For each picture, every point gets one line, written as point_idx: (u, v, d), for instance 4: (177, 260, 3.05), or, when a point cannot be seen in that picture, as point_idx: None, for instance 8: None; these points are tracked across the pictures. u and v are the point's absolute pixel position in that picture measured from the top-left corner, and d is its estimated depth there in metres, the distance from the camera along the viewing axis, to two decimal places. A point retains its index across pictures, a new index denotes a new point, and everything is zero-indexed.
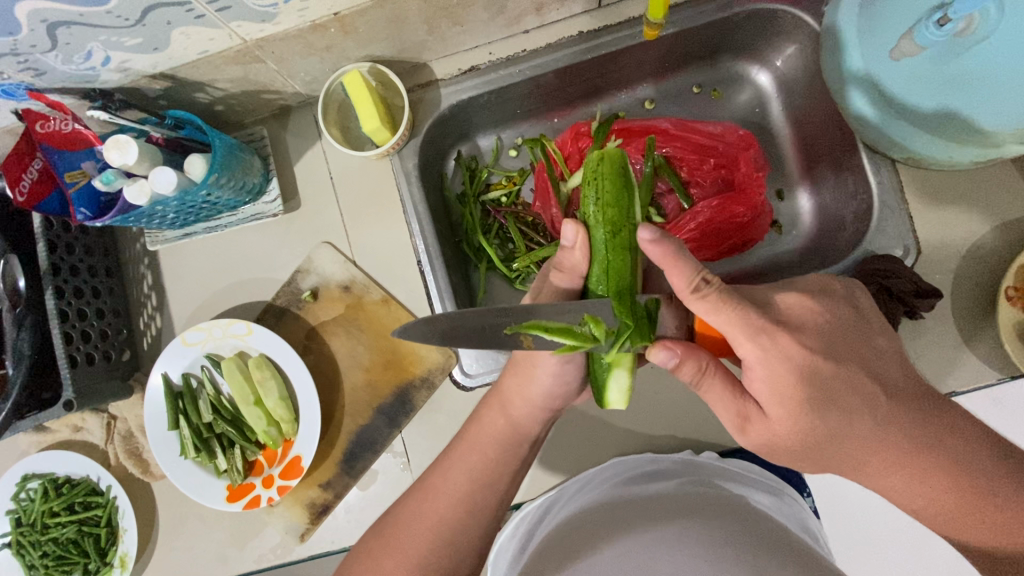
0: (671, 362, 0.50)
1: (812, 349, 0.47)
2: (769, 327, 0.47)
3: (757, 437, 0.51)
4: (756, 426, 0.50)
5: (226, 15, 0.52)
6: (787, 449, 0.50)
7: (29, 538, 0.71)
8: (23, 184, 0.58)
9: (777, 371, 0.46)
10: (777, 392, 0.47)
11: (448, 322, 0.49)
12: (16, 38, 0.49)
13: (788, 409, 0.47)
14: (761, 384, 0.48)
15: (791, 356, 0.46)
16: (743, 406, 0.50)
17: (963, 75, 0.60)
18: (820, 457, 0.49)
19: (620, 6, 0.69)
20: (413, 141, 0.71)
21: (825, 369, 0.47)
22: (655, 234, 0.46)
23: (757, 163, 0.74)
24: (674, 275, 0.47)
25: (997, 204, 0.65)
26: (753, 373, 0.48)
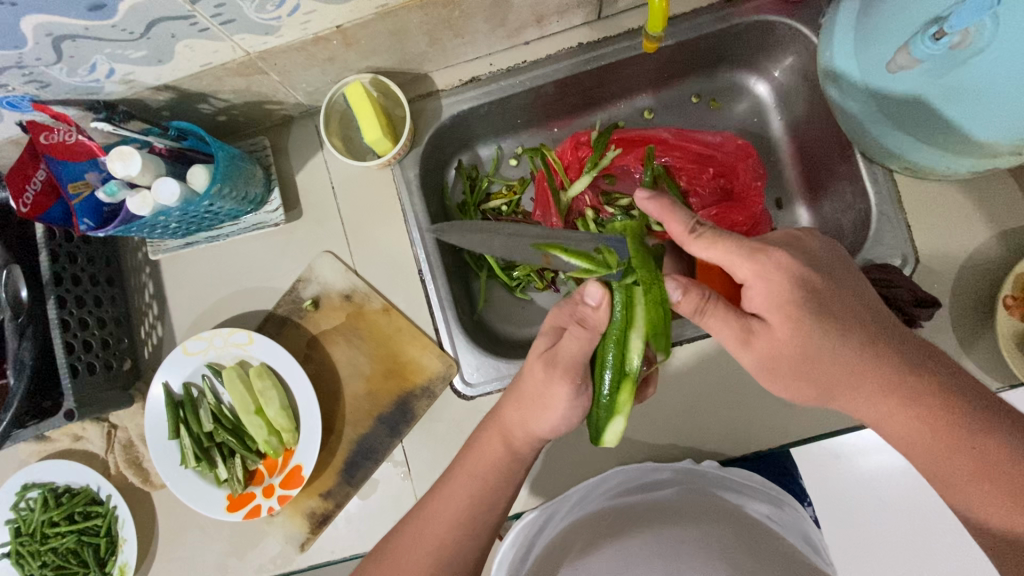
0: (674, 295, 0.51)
1: (804, 263, 0.49)
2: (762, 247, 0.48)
3: (761, 350, 0.49)
4: (760, 339, 0.49)
5: (230, 28, 0.53)
6: (788, 362, 0.49)
7: (28, 548, 0.71)
8: (26, 195, 0.58)
9: (775, 283, 0.47)
10: (776, 299, 0.47)
11: (458, 235, 0.58)
12: (21, 52, 0.50)
13: (786, 312, 0.47)
14: (761, 297, 0.48)
15: (786, 268, 0.48)
16: (746, 321, 0.49)
17: (959, 87, 0.56)
18: (815, 378, 0.49)
19: (618, 19, 0.70)
20: (414, 152, 0.72)
21: (829, 301, 0.48)
22: (649, 192, 0.51)
23: (756, 172, 0.75)
24: (673, 222, 0.50)
25: (995, 214, 0.65)
26: (752, 288, 0.49)
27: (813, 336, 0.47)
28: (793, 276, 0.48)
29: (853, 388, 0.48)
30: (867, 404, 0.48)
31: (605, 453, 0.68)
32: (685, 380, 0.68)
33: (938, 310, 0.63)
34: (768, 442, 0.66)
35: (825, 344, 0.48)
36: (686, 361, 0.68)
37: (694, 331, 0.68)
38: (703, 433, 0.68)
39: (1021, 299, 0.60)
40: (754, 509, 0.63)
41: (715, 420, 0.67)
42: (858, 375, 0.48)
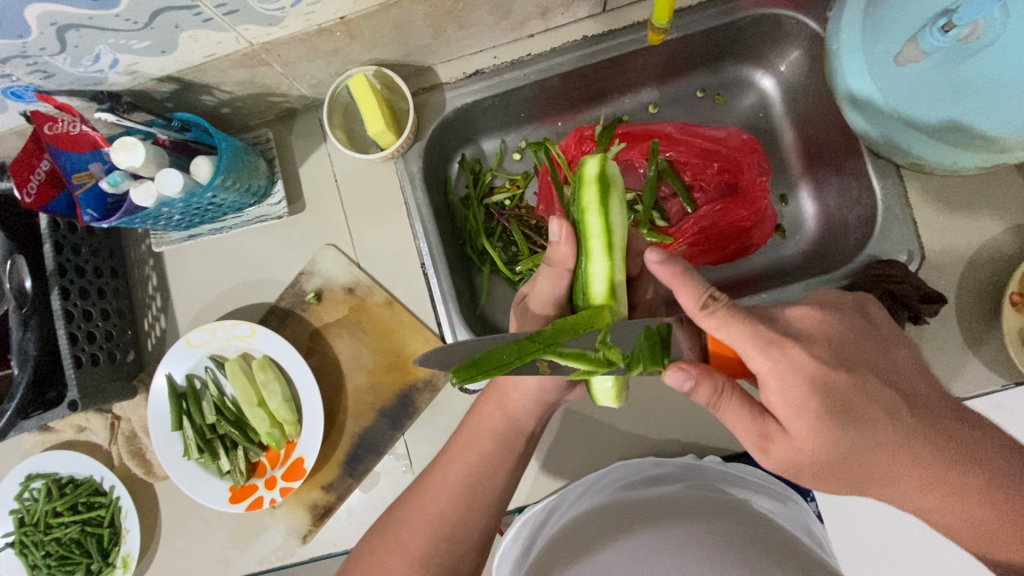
0: (686, 386, 0.48)
1: (826, 360, 0.47)
2: (779, 338, 0.47)
3: (780, 456, 0.48)
4: (777, 445, 0.48)
5: (233, 19, 0.53)
6: (812, 467, 0.48)
7: (32, 538, 0.71)
8: (30, 186, 0.58)
9: (793, 385, 0.46)
10: (793, 403, 0.46)
11: (440, 250, 0.70)
12: (26, 41, 0.50)
13: (804, 418, 0.46)
14: (777, 398, 0.46)
15: (802, 366, 0.46)
16: (762, 425, 0.48)
17: (965, 82, 0.58)
18: (840, 472, 0.47)
19: (623, 11, 0.70)
20: (418, 145, 0.72)
21: (847, 391, 0.46)
22: (661, 256, 0.49)
23: (761, 167, 0.74)
24: (683, 293, 0.48)
25: (1003, 209, 0.64)
26: (767, 387, 0.47)
27: (838, 446, 0.46)
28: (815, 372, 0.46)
29: (874, 455, 0.47)
30: (893, 482, 0.48)
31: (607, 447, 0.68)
32: None
33: (944, 306, 0.62)
34: None
35: (852, 447, 0.46)
36: None
37: None
38: (707, 428, 0.67)
39: None
40: (758, 502, 0.63)
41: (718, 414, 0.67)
42: (871, 452, 0.46)
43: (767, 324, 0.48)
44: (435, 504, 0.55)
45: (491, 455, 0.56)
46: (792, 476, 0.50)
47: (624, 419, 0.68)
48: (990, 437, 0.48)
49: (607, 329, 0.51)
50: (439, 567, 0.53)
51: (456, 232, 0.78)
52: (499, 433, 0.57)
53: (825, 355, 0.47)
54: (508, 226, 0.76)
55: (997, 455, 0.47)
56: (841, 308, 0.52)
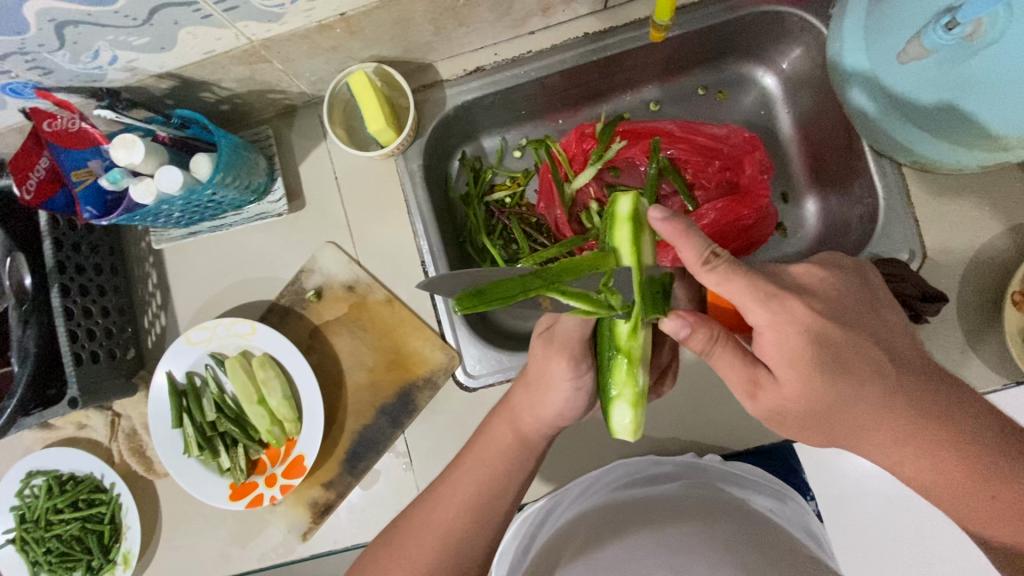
0: (682, 333, 0.50)
1: (823, 314, 0.47)
2: (778, 292, 0.47)
3: (767, 402, 0.50)
4: (766, 393, 0.49)
5: (232, 15, 0.53)
6: (796, 415, 0.49)
7: (33, 535, 0.72)
8: (29, 183, 0.58)
9: (788, 336, 0.46)
10: (786, 355, 0.47)
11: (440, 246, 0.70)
12: (24, 37, 0.50)
13: (795, 369, 0.47)
14: (772, 349, 0.47)
15: (800, 320, 0.46)
16: (753, 372, 0.49)
17: (969, 79, 0.57)
18: (823, 428, 0.49)
19: (625, 8, 0.69)
20: (418, 142, 0.72)
21: (848, 353, 0.47)
22: (663, 213, 0.49)
23: (763, 165, 0.73)
24: (685, 249, 0.48)
25: (1005, 208, 0.64)
26: (762, 336, 0.48)
27: (825, 396, 0.47)
28: (804, 330, 0.46)
29: (857, 422, 0.48)
30: (878, 450, 0.48)
31: (608, 445, 0.68)
32: (686, 372, 0.68)
33: (945, 306, 0.62)
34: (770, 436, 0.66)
35: (837, 399, 0.47)
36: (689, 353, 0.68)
37: None
38: (706, 427, 0.67)
39: None
40: (757, 502, 0.63)
41: (718, 413, 0.67)
42: (843, 412, 0.47)
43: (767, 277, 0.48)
44: (435, 502, 0.55)
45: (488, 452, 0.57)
46: (774, 424, 0.52)
47: None
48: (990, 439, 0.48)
49: (612, 272, 0.50)
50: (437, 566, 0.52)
51: (457, 230, 0.78)
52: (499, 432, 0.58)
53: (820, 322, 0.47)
54: (509, 224, 0.76)
55: None
56: (841, 266, 0.52)
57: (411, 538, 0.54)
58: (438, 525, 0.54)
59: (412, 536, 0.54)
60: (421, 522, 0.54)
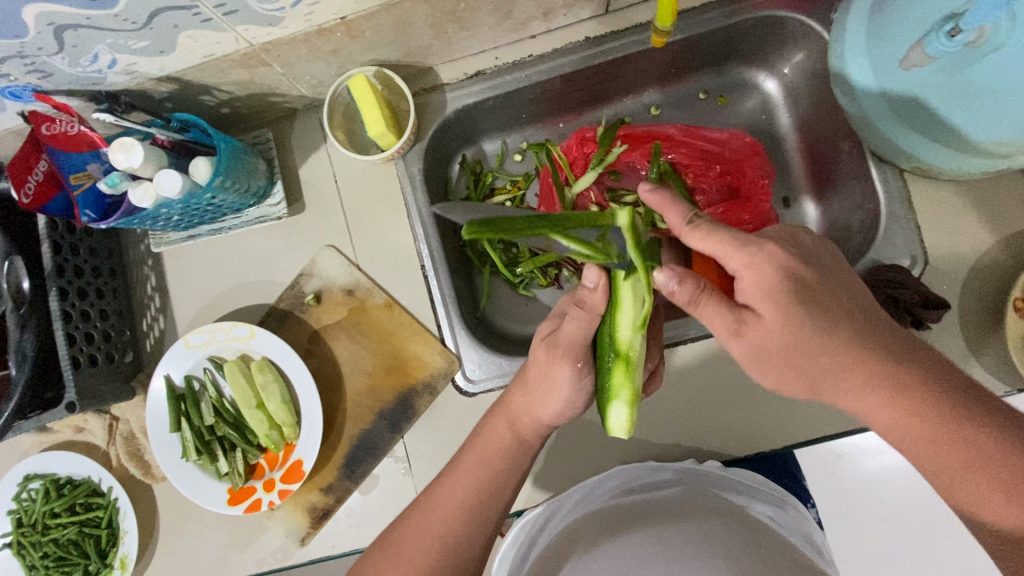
0: (671, 286, 0.47)
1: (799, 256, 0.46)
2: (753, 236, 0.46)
3: (752, 341, 0.46)
4: (751, 330, 0.46)
5: (232, 19, 0.52)
6: (776, 353, 0.46)
7: (30, 539, 0.71)
8: (28, 186, 0.58)
9: (766, 272, 0.45)
10: (766, 289, 0.45)
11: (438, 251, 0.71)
12: (23, 41, 0.50)
13: (775, 301, 0.44)
14: (750, 284, 0.45)
15: (777, 257, 0.45)
16: (737, 312, 0.46)
17: (970, 87, 0.55)
18: (802, 367, 0.45)
19: (626, 12, 0.69)
20: (418, 146, 0.72)
21: (823, 291, 0.45)
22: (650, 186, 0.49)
23: (764, 170, 0.74)
24: (670, 214, 0.48)
25: (1007, 214, 0.64)
26: (741, 277, 0.46)
27: (803, 327, 0.44)
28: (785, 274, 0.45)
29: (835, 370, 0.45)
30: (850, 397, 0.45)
31: (608, 451, 0.68)
32: (686, 377, 0.68)
33: (947, 312, 0.62)
34: (771, 443, 0.66)
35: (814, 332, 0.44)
36: (689, 359, 0.68)
37: (698, 330, 0.67)
38: (707, 433, 0.67)
39: None
40: (755, 509, 0.63)
41: (718, 420, 0.67)
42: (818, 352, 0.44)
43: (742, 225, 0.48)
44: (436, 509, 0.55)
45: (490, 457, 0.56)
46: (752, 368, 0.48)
47: None
48: None
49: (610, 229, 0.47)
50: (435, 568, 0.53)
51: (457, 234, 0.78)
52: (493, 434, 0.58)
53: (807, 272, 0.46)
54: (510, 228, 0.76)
55: None
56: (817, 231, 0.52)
57: (408, 542, 0.54)
58: (440, 531, 0.54)
59: (412, 540, 0.54)
60: (421, 527, 0.54)
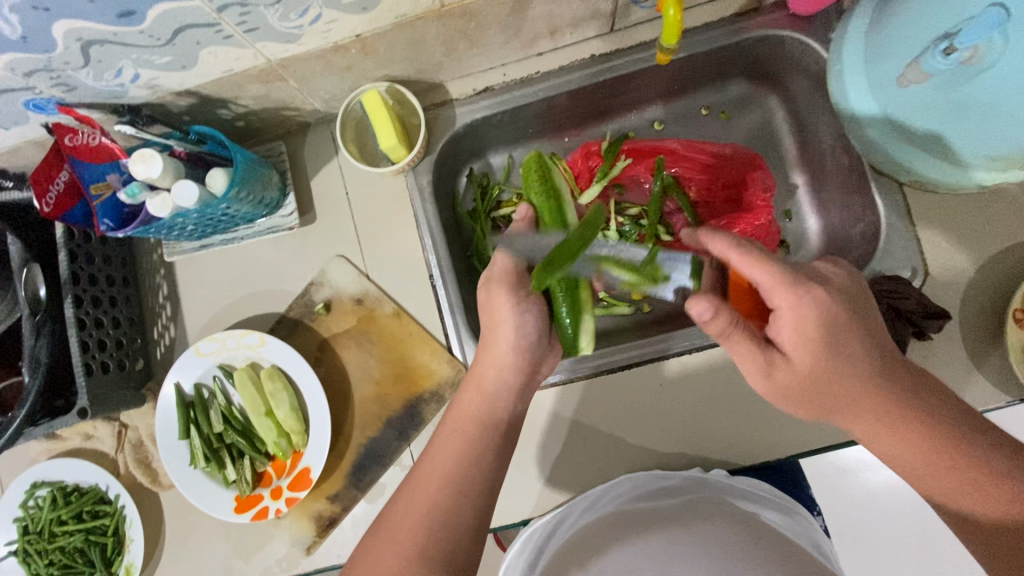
0: (706, 314, 0.51)
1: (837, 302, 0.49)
2: (800, 278, 0.49)
3: (780, 381, 0.51)
4: (781, 370, 0.51)
5: (253, 36, 0.55)
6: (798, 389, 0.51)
7: (36, 547, 0.71)
8: (49, 196, 0.59)
9: (805, 316, 0.48)
10: (801, 336, 0.49)
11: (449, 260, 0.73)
12: (51, 55, 0.51)
13: (808, 349, 0.49)
14: (787, 329, 0.50)
15: (816, 302, 0.49)
16: (768, 354, 0.51)
17: (973, 101, 0.54)
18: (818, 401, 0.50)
19: (631, 32, 0.71)
20: (428, 159, 0.74)
21: (839, 335, 0.48)
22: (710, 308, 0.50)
23: (767, 183, 0.75)
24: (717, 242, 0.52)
25: (1006, 227, 0.65)
26: (781, 317, 0.50)
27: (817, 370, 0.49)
28: (825, 324, 0.48)
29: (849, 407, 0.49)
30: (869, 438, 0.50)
31: (614, 460, 0.68)
32: (692, 387, 0.68)
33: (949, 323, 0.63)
34: (778, 452, 0.66)
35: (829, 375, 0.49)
36: (695, 368, 0.69)
37: (702, 339, 0.69)
38: (713, 442, 0.67)
39: None
40: (765, 516, 0.63)
41: (724, 429, 0.67)
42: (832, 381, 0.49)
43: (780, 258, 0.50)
44: (428, 490, 0.54)
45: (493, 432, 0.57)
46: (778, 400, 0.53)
47: (630, 432, 0.68)
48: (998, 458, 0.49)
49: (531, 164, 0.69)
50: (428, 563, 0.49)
51: (465, 244, 0.80)
52: (488, 419, 0.57)
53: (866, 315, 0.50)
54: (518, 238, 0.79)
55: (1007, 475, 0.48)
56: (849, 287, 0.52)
57: (404, 518, 0.52)
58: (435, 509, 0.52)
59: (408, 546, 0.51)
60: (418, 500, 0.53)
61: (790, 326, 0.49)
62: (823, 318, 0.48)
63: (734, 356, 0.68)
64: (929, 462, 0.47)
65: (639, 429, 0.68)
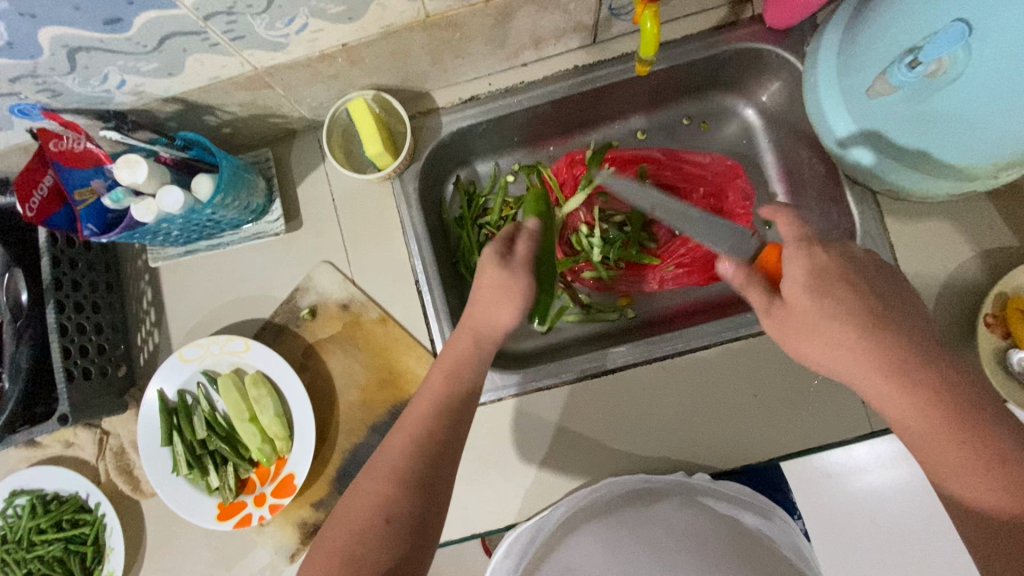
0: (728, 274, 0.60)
1: (841, 269, 0.51)
2: (810, 242, 0.53)
3: (778, 324, 0.53)
4: (780, 308, 0.53)
5: (239, 44, 0.55)
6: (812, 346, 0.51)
7: (14, 556, 0.70)
8: (33, 201, 0.59)
9: (798, 272, 0.52)
10: (797, 292, 0.52)
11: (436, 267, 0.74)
12: (37, 61, 0.52)
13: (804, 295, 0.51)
14: (789, 285, 0.53)
15: (818, 266, 0.52)
16: (770, 301, 0.54)
17: (936, 115, 0.55)
18: (819, 353, 0.50)
19: (613, 43, 0.73)
20: (414, 166, 0.75)
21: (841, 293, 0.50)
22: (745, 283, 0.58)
23: (745, 192, 0.78)
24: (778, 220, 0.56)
25: (977, 235, 0.67)
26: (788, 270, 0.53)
27: (811, 316, 0.51)
28: (814, 278, 0.51)
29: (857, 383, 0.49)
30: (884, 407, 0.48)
31: (598, 465, 0.69)
32: (674, 390, 0.69)
33: None
34: (758, 455, 0.67)
35: (828, 324, 0.50)
36: (676, 372, 0.70)
37: (685, 344, 0.70)
38: (696, 445, 0.68)
39: (1002, 317, 0.62)
40: (744, 519, 0.64)
41: (706, 433, 0.68)
42: (853, 360, 0.49)
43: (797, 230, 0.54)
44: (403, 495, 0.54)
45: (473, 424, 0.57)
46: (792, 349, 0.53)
47: (615, 435, 0.69)
48: None
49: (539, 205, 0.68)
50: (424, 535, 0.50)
51: (450, 253, 0.80)
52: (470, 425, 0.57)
53: (870, 289, 0.51)
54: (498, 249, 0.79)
55: None
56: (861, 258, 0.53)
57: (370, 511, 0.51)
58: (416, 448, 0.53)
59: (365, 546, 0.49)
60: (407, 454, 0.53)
61: (784, 276, 0.53)
62: (818, 271, 0.51)
63: (716, 360, 0.69)
64: (941, 456, 0.45)
65: (622, 432, 0.69)
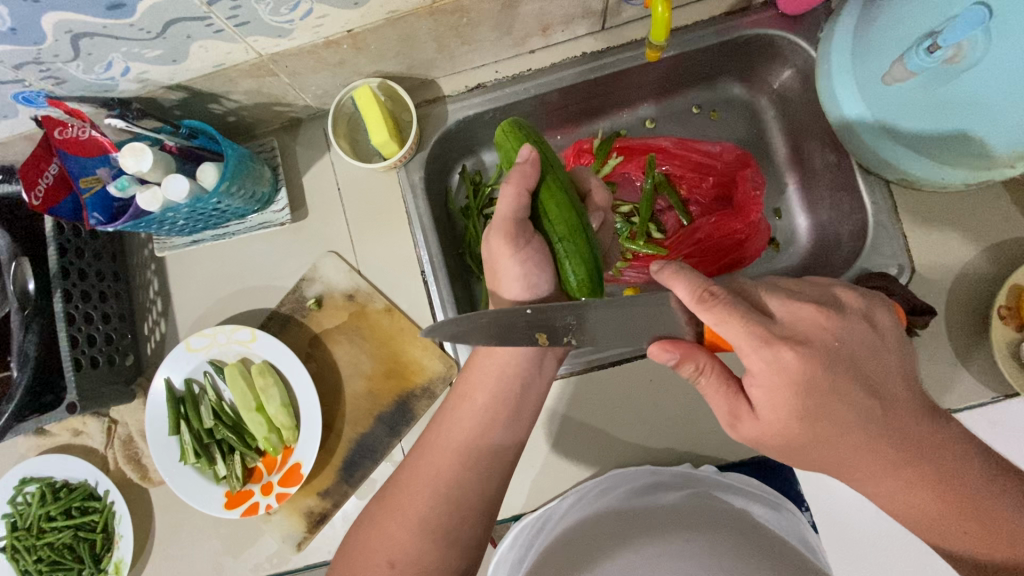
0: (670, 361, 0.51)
1: (818, 365, 0.46)
2: (773, 339, 0.47)
3: (748, 432, 0.51)
4: (747, 423, 0.51)
5: (243, 30, 0.55)
6: (776, 446, 0.50)
7: (24, 543, 0.71)
8: (38, 187, 0.59)
9: (775, 383, 0.47)
10: (772, 400, 0.47)
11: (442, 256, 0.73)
12: (40, 48, 0.51)
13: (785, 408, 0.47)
14: (760, 391, 0.48)
15: (793, 372, 0.46)
16: (735, 405, 0.51)
17: (955, 100, 0.54)
18: (804, 457, 0.50)
19: (621, 29, 0.72)
20: (419, 155, 0.74)
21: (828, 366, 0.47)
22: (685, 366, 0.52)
23: (756, 182, 0.77)
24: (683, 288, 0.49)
25: (991, 227, 0.66)
26: (756, 382, 0.48)
27: (799, 430, 0.48)
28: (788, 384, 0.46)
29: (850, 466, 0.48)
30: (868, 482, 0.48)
31: (605, 456, 0.69)
32: (681, 382, 0.69)
33: (934, 319, 0.64)
34: None
35: (819, 434, 0.47)
36: None
37: None
38: (703, 436, 0.68)
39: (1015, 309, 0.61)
40: (754, 512, 0.62)
41: (712, 425, 0.68)
42: (844, 462, 0.48)
43: (764, 323, 0.48)
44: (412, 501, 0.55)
45: (478, 416, 0.57)
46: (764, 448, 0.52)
47: (621, 427, 0.69)
48: (987, 455, 0.48)
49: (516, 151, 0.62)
50: (425, 559, 0.52)
51: (457, 244, 0.79)
52: (476, 415, 0.57)
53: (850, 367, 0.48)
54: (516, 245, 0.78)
55: (998, 480, 0.47)
56: (846, 309, 0.50)
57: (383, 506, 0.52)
58: (432, 479, 0.55)
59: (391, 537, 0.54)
60: (416, 477, 0.56)
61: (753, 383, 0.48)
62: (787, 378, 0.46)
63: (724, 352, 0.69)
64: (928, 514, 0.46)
65: (629, 424, 0.69)
